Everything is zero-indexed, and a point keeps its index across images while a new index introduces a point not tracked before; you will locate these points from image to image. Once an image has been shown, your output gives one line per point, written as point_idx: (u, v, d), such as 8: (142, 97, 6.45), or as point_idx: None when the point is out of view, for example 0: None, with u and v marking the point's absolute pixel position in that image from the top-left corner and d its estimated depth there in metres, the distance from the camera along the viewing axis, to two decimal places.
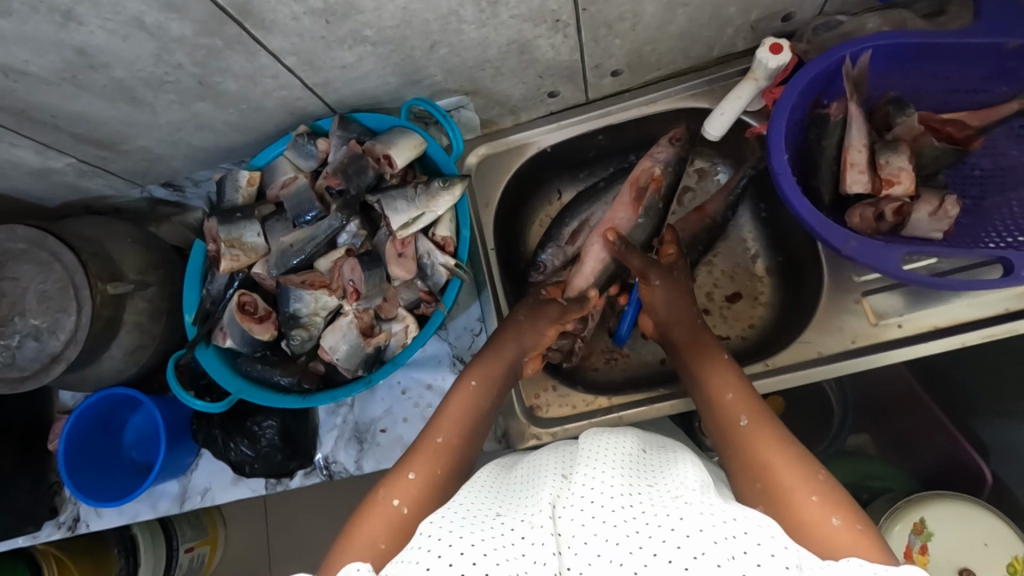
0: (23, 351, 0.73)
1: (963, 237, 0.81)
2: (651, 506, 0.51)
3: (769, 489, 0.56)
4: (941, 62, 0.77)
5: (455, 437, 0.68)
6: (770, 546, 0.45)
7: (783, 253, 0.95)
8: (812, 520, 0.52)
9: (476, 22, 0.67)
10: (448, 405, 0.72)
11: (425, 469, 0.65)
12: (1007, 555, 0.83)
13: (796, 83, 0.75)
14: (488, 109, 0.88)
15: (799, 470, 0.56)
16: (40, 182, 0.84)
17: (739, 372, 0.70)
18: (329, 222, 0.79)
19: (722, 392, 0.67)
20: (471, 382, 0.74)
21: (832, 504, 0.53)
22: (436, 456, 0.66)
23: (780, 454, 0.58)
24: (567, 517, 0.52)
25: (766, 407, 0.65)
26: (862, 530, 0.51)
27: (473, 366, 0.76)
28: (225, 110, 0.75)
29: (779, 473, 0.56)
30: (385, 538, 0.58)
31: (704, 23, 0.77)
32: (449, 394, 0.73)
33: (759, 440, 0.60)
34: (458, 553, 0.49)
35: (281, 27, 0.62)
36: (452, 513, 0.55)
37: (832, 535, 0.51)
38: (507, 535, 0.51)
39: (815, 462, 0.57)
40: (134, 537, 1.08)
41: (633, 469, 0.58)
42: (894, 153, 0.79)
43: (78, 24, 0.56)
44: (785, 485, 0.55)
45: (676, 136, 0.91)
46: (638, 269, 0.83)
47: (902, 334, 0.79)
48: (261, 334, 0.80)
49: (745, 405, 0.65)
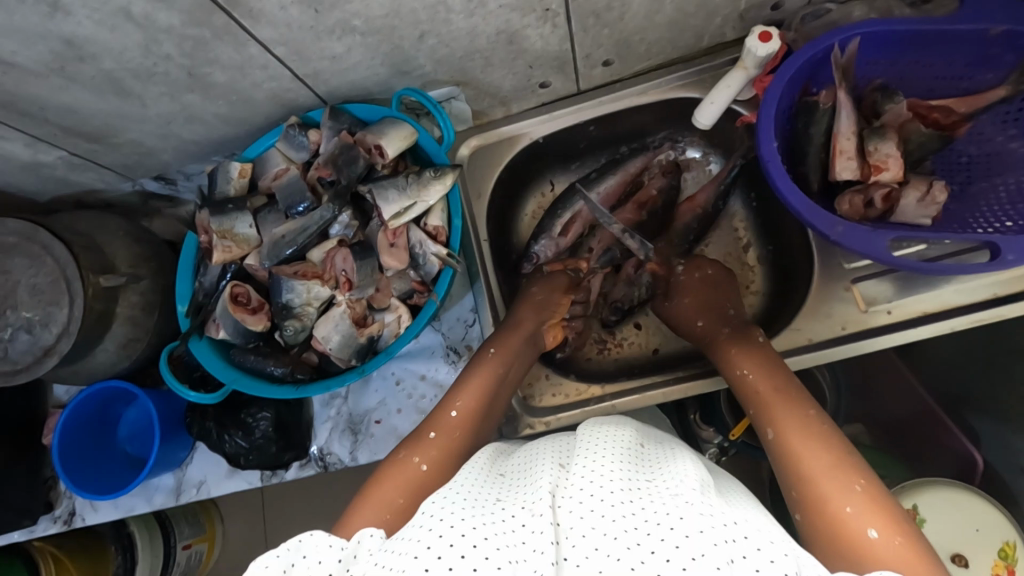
0: (16, 344, 0.73)
1: (950, 223, 0.82)
2: (651, 502, 0.51)
3: (809, 496, 0.56)
4: (927, 48, 0.78)
5: (472, 402, 0.72)
6: (771, 552, 0.46)
7: (774, 242, 0.95)
8: (848, 531, 0.53)
9: (464, 12, 0.67)
10: (472, 373, 0.76)
11: (444, 430, 0.68)
12: (999, 540, 0.83)
13: (784, 72, 0.76)
14: (479, 100, 0.88)
15: (839, 481, 0.56)
16: (31, 175, 0.84)
17: (788, 375, 0.69)
18: (319, 213, 0.79)
19: (765, 393, 0.67)
20: (489, 349, 0.78)
21: (867, 514, 0.53)
22: (458, 420, 0.70)
23: (820, 464, 0.57)
24: (566, 508, 0.52)
25: (801, 407, 0.64)
26: (901, 543, 0.50)
27: (494, 336, 0.80)
28: (216, 102, 0.75)
29: (820, 484, 0.56)
30: (404, 494, 0.61)
31: (692, 13, 0.78)
32: (470, 365, 0.78)
33: (798, 445, 0.60)
34: (458, 534, 0.49)
35: (269, 17, 0.62)
36: (454, 496, 0.55)
37: (872, 549, 0.51)
38: (507, 521, 0.51)
39: (857, 470, 0.56)
40: (131, 535, 1.06)
41: (633, 463, 0.58)
42: (882, 140, 0.80)
43: (65, 14, 0.56)
44: (824, 496, 0.55)
45: (666, 168, 0.96)
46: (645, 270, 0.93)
47: (891, 320, 0.79)
48: (253, 325, 0.80)
49: (785, 409, 0.64)
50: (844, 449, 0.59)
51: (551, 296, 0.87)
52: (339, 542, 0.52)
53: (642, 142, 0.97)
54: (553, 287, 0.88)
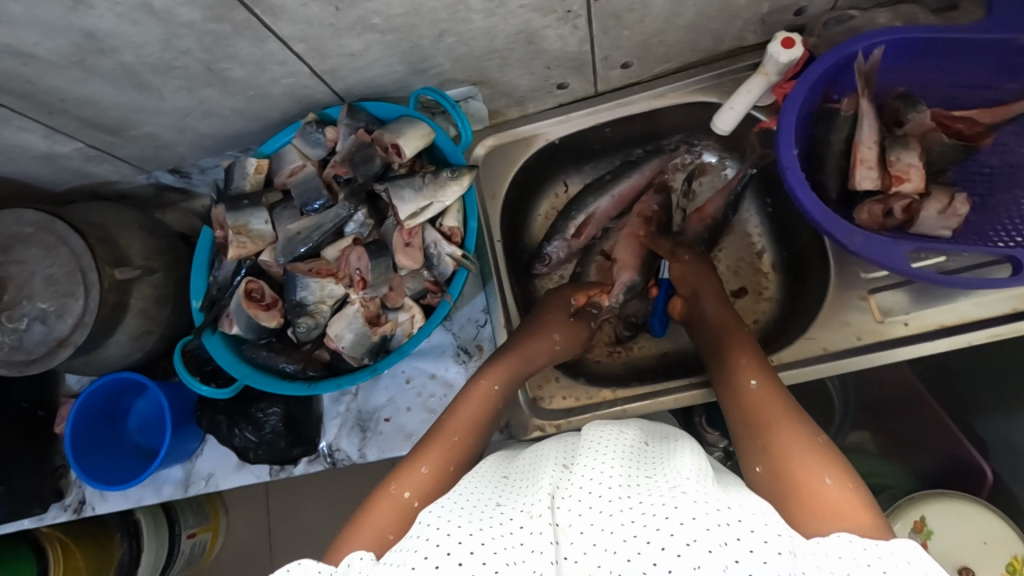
0: (30, 334, 0.73)
1: (970, 234, 0.80)
2: (648, 497, 0.51)
3: (771, 444, 0.58)
4: (951, 57, 0.77)
5: (469, 437, 0.69)
6: (764, 534, 0.45)
7: (790, 249, 0.95)
8: (804, 478, 0.53)
9: (484, 11, 0.67)
10: (465, 401, 0.72)
11: (437, 466, 0.65)
12: (1005, 555, 0.83)
13: (805, 79, 0.75)
14: (495, 100, 0.88)
15: (802, 433, 0.58)
16: (47, 166, 0.84)
17: (756, 356, 0.71)
18: (335, 210, 0.80)
19: (742, 356, 0.71)
20: (494, 386, 0.74)
21: (826, 465, 0.54)
22: (448, 453, 0.66)
23: (784, 416, 0.60)
24: (564, 508, 0.52)
25: (777, 377, 0.67)
26: (853, 492, 0.51)
27: (489, 368, 0.76)
28: (233, 97, 0.75)
29: (783, 432, 0.58)
30: (395, 531, 0.58)
31: (713, 16, 0.77)
32: (466, 390, 0.74)
33: (767, 402, 0.63)
34: (456, 542, 0.49)
35: (290, 13, 0.61)
36: (453, 503, 0.55)
37: (825, 496, 0.51)
38: (505, 525, 0.51)
39: (815, 428, 0.59)
40: (137, 521, 1.07)
41: (633, 460, 0.58)
42: (904, 149, 0.79)
43: (87, 7, 0.56)
44: (788, 444, 0.57)
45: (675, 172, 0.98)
46: (667, 250, 0.90)
47: (908, 332, 0.79)
48: (267, 321, 0.80)
49: (759, 371, 0.68)
50: (797, 414, 0.61)
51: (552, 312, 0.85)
52: (328, 568, 0.52)
53: (657, 144, 0.97)
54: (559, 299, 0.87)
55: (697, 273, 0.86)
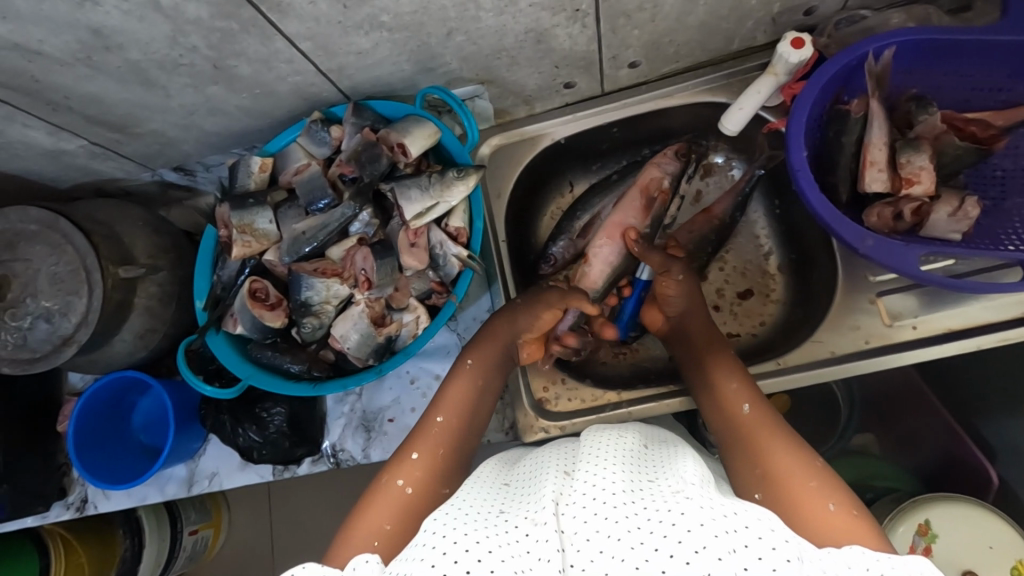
0: (35, 332, 0.73)
1: (982, 238, 0.80)
2: (653, 501, 0.50)
3: (771, 471, 0.57)
4: (965, 58, 0.76)
5: (454, 416, 0.71)
6: (772, 540, 0.45)
7: (797, 250, 0.94)
8: (807, 506, 0.53)
9: (494, 10, 0.66)
10: (450, 385, 0.75)
11: (429, 451, 0.67)
12: (1010, 558, 0.82)
13: (817, 79, 0.74)
14: (502, 99, 0.87)
15: (801, 457, 0.57)
16: (52, 163, 0.84)
17: (744, 371, 0.71)
18: (341, 210, 0.78)
19: (727, 372, 0.71)
20: (467, 360, 0.77)
21: (828, 489, 0.53)
22: (437, 437, 0.68)
23: (782, 441, 0.59)
24: (569, 514, 0.51)
25: (763, 394, 0.68)
26: (859, 516, 0.51)
27: (470, 347, 0.79)
28: (239, 94, 0.74)
29: (782, 458, 0.57)
30: (391, 521, 0.60)
31: (724, 15, 0.76)
32: (449, 376, 0.76)
33: (760, 427, 0.62)
34: (462, 551, 0.48)
35: (298, 10, 0.61)
36: (457, 510, 0.54)
37: (831, 521, 0.51)
38: (511, 533, 0.51)
39: (813, 450, 0.58)
40: (140, 519, 1.07)
41: (635, 465, 0.57)
42: (915, 152, 0.78)
43: (94, 4, 0.56)
44: (789, 470, 0.56)
45: (678, 151, 0.92)
46: (659, 265, 0.84)
47: (916, 336, 0.78)
48: (272, 321, 0.79)
49: (747, 388, 0.68)
50: (791, 433, 0.61)
51: (535, 312, 0.81)
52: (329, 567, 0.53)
53: (664, 144, 0.97)
54: (541, 301, 0.82)
55: (685, 294, 0.83)
